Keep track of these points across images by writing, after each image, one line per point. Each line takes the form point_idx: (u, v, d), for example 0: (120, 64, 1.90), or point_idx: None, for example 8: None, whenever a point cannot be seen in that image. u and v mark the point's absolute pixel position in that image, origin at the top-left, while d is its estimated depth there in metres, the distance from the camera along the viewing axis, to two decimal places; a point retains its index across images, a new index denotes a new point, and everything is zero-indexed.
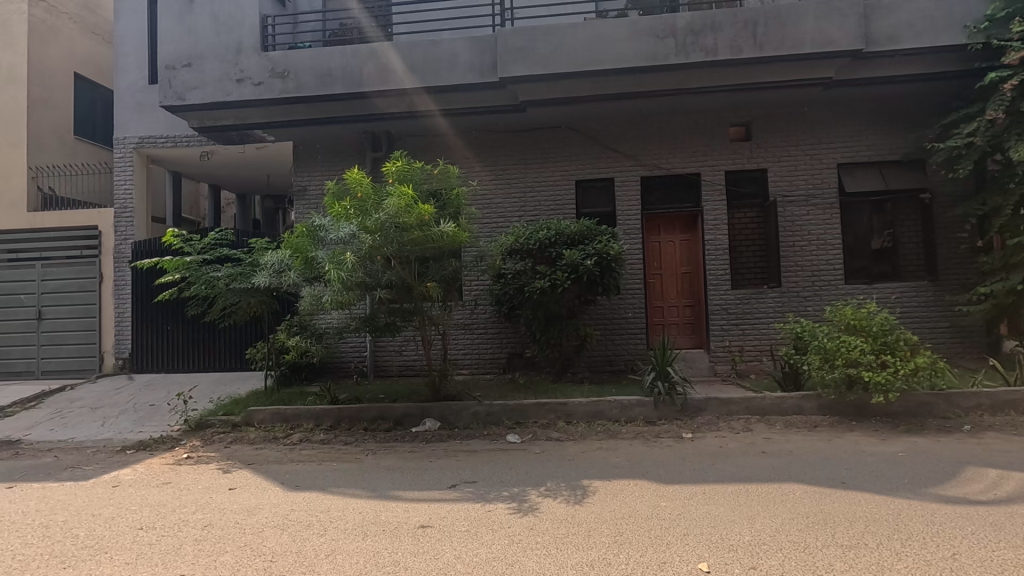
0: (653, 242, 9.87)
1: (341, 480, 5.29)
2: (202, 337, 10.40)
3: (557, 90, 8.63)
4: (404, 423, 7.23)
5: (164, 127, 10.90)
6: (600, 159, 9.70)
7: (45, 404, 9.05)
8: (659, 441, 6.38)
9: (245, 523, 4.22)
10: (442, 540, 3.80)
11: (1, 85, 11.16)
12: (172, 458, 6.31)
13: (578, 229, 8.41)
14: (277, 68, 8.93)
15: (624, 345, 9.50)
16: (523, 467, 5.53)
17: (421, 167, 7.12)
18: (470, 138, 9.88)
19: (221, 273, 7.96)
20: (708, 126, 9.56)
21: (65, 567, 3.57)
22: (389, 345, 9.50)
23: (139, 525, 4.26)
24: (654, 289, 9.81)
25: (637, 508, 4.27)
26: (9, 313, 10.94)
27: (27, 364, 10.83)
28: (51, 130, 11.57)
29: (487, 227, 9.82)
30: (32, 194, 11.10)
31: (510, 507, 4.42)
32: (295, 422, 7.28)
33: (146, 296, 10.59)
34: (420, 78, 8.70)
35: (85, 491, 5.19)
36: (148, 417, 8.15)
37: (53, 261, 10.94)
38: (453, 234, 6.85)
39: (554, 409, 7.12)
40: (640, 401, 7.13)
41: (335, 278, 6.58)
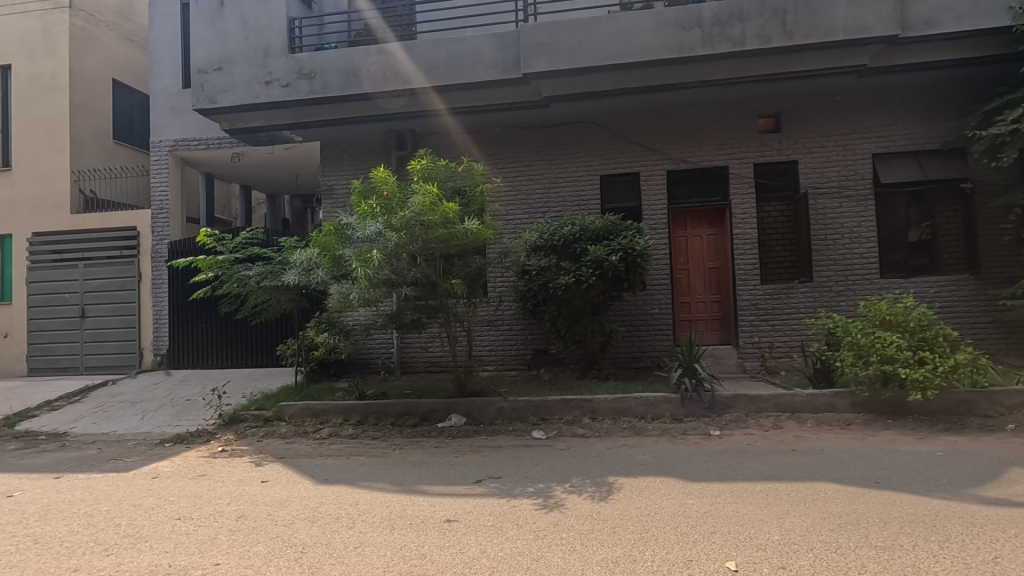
0: (679, 237, 9.73)
1: (369, 474, 5.40)
2: (235, 334, 10.69)
3: (581, 84, 8.56)
4: (431, 418, 7.32)
5: (197, 130, 11.20)
6: (625, 154, 9.60)
7: (88, 398, 9.43)
8: (685, 438, 6.30)
9: (277, 515, 4.33)
10: (468, 534, 3.84)
11: (45, 92, 11.63)
12: (207, 451, 6.51)
13: (604, 224, 8.35)
14: (304, 69, 9.09)
15: (650, 342, 9.41)
16: (547, 463, 5.55)
17: (446, 165, 7.18)
18: (494, 135, 9.90)
19: (252, 272, 8.15)
20: (736, 118, 9.37)
21: (108, 554, 3.72)
22: (415, 342, 9.61)
23: (177, 515, 4.41)
24: (681, 285, 9.68)
25: (663, 506, 4.23)
26: (55, 311, 11.41)
27: (71, 360, 11.33)
28: (91, 135, 12.02)
29: (511, 223, 9.83)
30: (74, 196, 11.55)
31: (536, 503, 4.43)
32: (325, 417, 7.44)
33: (181, 295, 10.93)
34: (443, 76, 8.75)
35: (126, 482, 5.40)
36: (185, 412, 8.42)
37: (94, 261, 11.36)
38: (477, 231, 6.88)
39: (579, 406, 7.11)
40: (667, 398, 7.06)
41: (362, 276, 6.67)
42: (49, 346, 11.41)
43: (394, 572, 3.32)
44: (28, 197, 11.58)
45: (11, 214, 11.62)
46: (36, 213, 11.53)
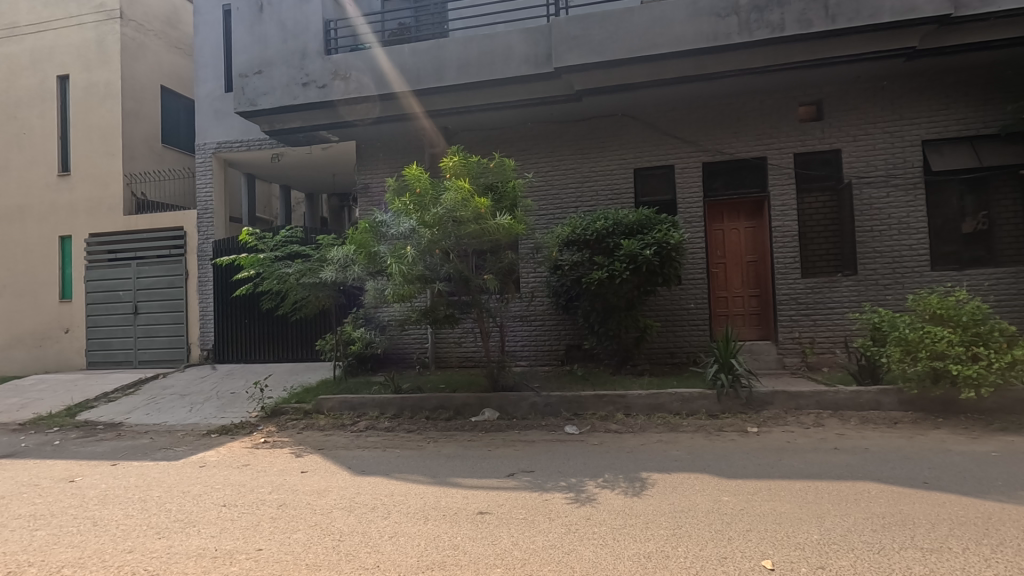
0: (716, 230, 9.52)
1: (403, 466, 5.51)
2: (276, 329, 11.05)
3: (613, 77, 8.46)
4: (464, 412, 7.40)
5: (239, 132, 11.58)
6: (659, 146, 9.45)
7: (141, 390, 9.92)
8: (721, 435, 6.18)
9: (316, 504, 4.47)
10: (500, 526, 3.88)
11: (100, 100, 12.24)
12: (250, 442, 6.76)
13: (637, 218, 8.27)
14: (340, 70, 9.29)
15: (687, 337, 9.25)
16: (580, 458, 5.54)
17: (478, 161, 7.21)
18: (526, 130, 9.89)
19: (291, 269, 8.39)
20: (775, 106, 9.08)
21: (160, 536, 3.92)
22: (449, 337, 9.73)
23: (222, 502, 4.61)
24: (718, 279, 9.47)
25: (697, 502, 4.17)
26: (110, 308, 12.04)
27: (126, 354, 11.93)
28: (142, 139, 12.58)
29: (543, 218, 9.80)
30: (127, 198, 12.12)
31: (567, 497, 4.43)
32: (362, 410, 7.63)
33: (226, 292, 11.36)
34: (475, 73, 8.78)
35: (176, 470, 5.67)
36: (230, 404, 8.76)
37: (145, 260, 11.91)
38: (509, 226, 6.88)
39: (612, 401, 7.06)
40: (703, 394, 6.94)
41: (396, 272, 6.79)
42: (105, 340, 12.05)
43: (429, 561, 3.39)
44: (85, 200, 12.23)
45: (70, 216, 12.30)
46: (93, 215, 12.17)
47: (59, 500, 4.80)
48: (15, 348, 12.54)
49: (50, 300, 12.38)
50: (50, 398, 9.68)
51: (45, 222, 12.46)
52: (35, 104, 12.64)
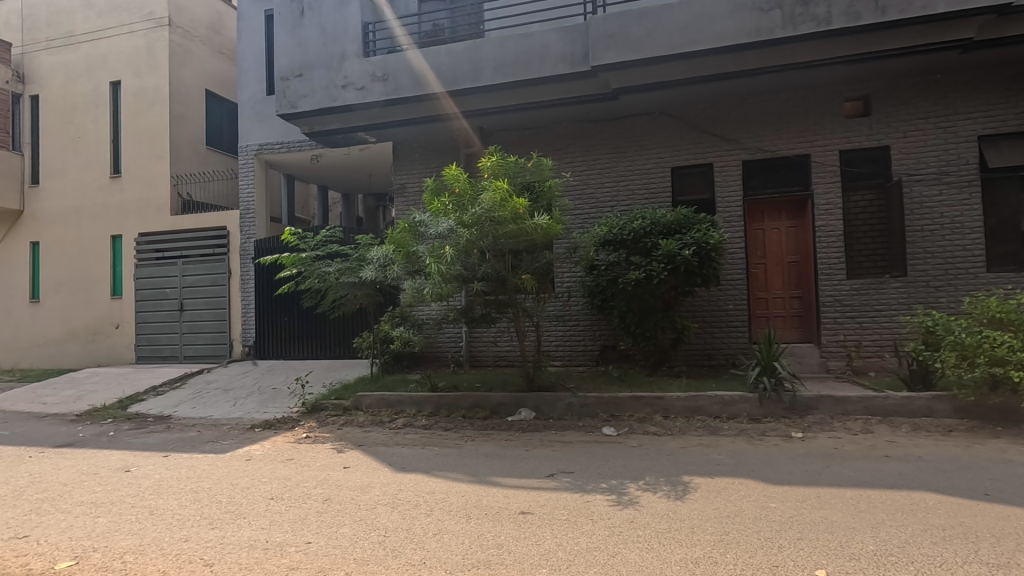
0: (756, 230, 9.30)
1: (443, 464, 5.55)
2: (315, 326, 11.32)
3: (651, 75, 8.36)
4: (500, 412, 7.43)
5: (279, 134, 11.86)
6: (698, 144, 9.29)
7: (187, 385, 10.27)
8: (764, 439, 6.04)
9: (360, 500, 4.55)
10: (543, 526, 3.88)
11: (149, 104, 12.72)
12: (293, 437, 6.93)
13: (675, 218, 8.17)
14: (378, 72, 9.42)
15: (725, 339, 9.07)
16: (620, 460, 5.50)
17: (516, 160, 7.23)
18: (561, 129, 9.86)
19: (332, 268, 8.56)
20: (819, 102, 8.82)
21: (213, 526, 4.06)
22: (484, 336, 9.78)
23: (270, 495, 4.73)
24: (758, 279, 9.26)
25: (743, 508, 4.08)
26: (158, 305, 12.50)
27: (172, 349, 12.37)
28: (188, 141, 13.02)
29: (579, 218, 9.75)
30: (173, 199, 12.56)
31: (610, 499, 4.40)
32: (399, 408, 7.74)
33: (268, 289, 11.69)
34: (511, 73, 8.79)
35: (224, 462, 5.85)
36: (272, 399, 9.00)
37: (191, 259, 12.33)
38: (547, 227, 6.88)
39: (650, 403, 6.99)
40: (744, 397, 6.79)
41: (435, 271, 6.84)
42: (153, 336, 12.52)
43: (473, 560, 3.41)
44: (135, 201, 12.72)
45: (121, 217, 12.81)
46: (142, 215, 12.65)
47: (117, 489, 5.01)
48: (70, 343, 13.15)
49: (102, 297, 12.92)
50: (104, 391, 10.11)
51: (98, 222, 13.02)
52: (89, 109, 13.21)
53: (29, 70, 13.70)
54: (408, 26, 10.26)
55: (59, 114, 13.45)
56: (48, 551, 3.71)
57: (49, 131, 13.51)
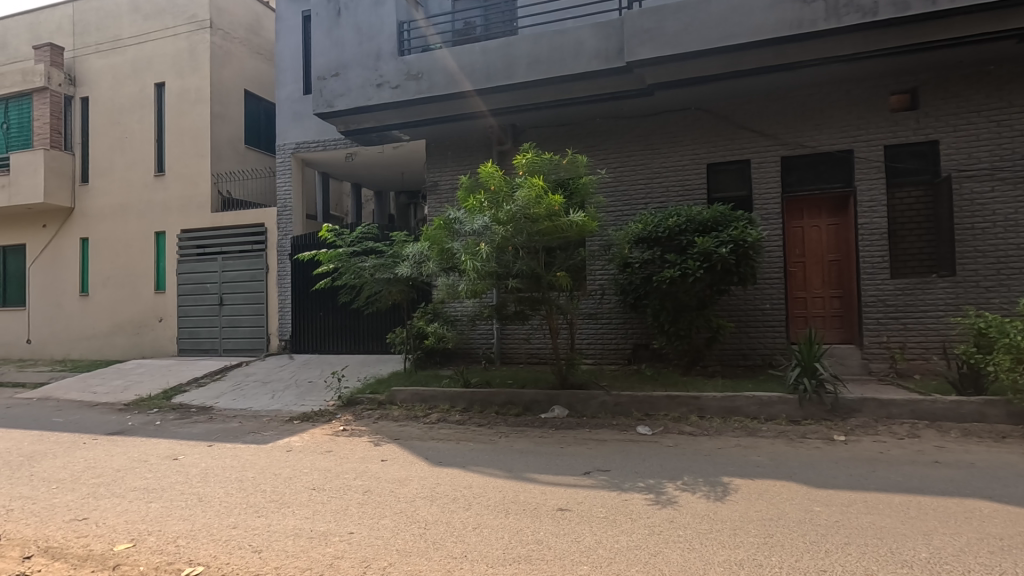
0: (794, 228, 9.08)
1: (479, 459, 5.59)
2: (350, 322, 11.55)
3: (687, 70, 8.23)
4: (533, 408, 7.44)
5: (315, 132, 12.09)
6: (734, 140, 9.12)
7: (227, 377, 10.60)
8: (805, 441, 5.92)
9: (399, 492, 4.63)
10: (581, 524, 3.87)
11: (191, 105, 13.12)
12: (330, 430, 7.07)
13: (712, 215, 8.04)
14: (412, 70, 9.51)
15: (761, 339, 8.90)
16: (656, 459, 5.45)
17: (550, 157, 7.23)
18: (595, 125, 9.81)
19: (367, 264, 8.70)
20: (863, 95, 8.55)
21: (259, 514, 4.18)
22: (516, 333, 9.80)
23: (312, 485, 4.85)
24: (796, 279, 9.05)
25: (787, 511, 4.01)
26: (199, 299, 12.91)
27: (212, 342, 12.77)
28: (228, 140, 13.38)
29: (612, 215, 9.69)
30: (214, 197, 12.93)
31: (648, 498, 4.37)
32: (433, 403, 7.84)
33: (304, 285, 11.96)
34: (545, 70, 8.77)
35: (267, 453, 6.02)
36: (309, 392, 9.21)
37: (230, 255, 12.68)
38: (582, 224, 6.86)
39: (685, 402, 6.90)
40: (783, 398, 6.66)
41: (470, 268, 6.85)
42: (194, 329, 12.94)
43: (515, 554, 3.43)
44: (178, 198, 13.14)
45: (165, 214, 13.25)
46: (184, 212, 13.06)
47: (166, 476, 5.21)
48: (116, 335, 13.68)
49: (146, 291, 13.40)
50: (149, 382, 10.51)
51: (142, 219, 13.49)
52: (135, 110, 13.69)
53: (79, 73, 14.27)
54: (442, 24, 10.32)
55: (106, 115, 13.97)
56: (107, 533, 3.88)
57: (98, 131, 14.05)
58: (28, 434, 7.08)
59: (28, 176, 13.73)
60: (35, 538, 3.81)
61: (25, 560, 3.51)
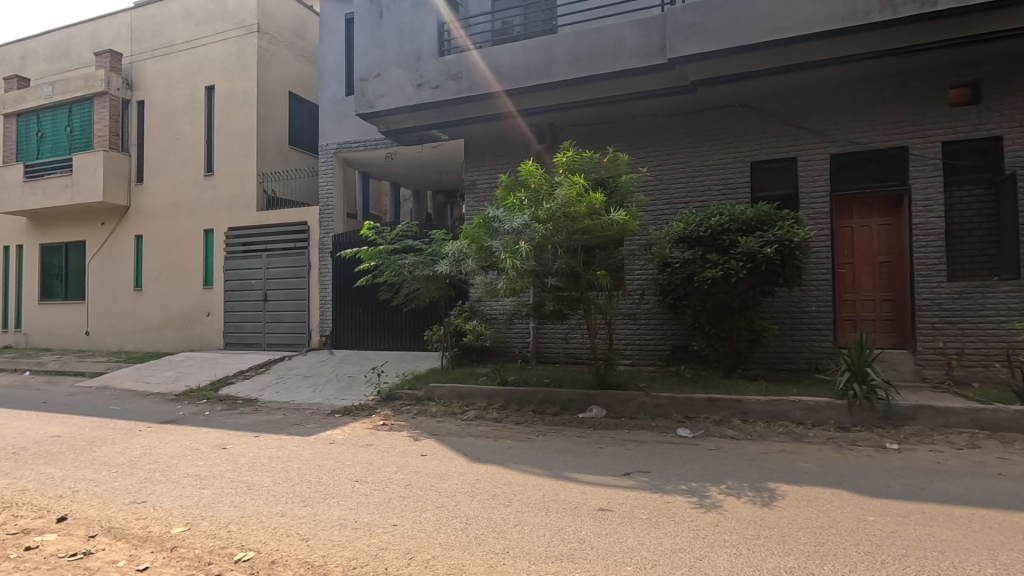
0: (843, 227, 8.76)
1: (518, 457, 5.60)
2: (388, 319, 11.77)
3: (732, 65, 8.04)
4: (570, 408, 7.41)
5: (357, 133, 12.34)
6: (780, 137, 8.87)
7: (271, 370, 10.93)
8: (855, 449, 5.70)
9: (440, 487, 4.67)
10: (624, 524, 3.83)
11: (239, 107, 13.57)
12: (370, 424, 7.20)
13: (756, 214, 7.83)
14: (452, 70, 9.58)
15: (806, 343, 8.62)
16: (697, 462, 5.35)
17: (591, 156, 7.20)
18: (635, 123, 9.70)
19: (407, 261, 8.83)
20: (919, 90, 8.18)
21: (305, 504, 4.29)
22: (552, 333, 9.78)
23: (355, 477, 4.95)
24: (844, 280, 8.74)
25: (839, 520, 3.87)
26: (244, 295, 13.34)
27: (256, 337, 13.18)
28: (273, 141, 13.78)
29: (652, 214, 9.55)
30: (259, 196, 13.34)
31: (691, 501, 4.29)
32: (471, 400, 7.89)
33: (344, 283, 12.23)
34: (585, 68, 8.71)
35: (310, 444, 6.17)
36: (348, 387, 9.41)
37: (274, 252, 13.05)
38: (623, 222, 6.79)
39: (727, 406, 6.75)
40: (831, 404, 6.44)
41: (510, 266, 6.85)
42: (240, 324, 13.38)
43: (557, 552, 3.42)
44: (226, 197, 13.61)
45: (213, 212, 13.74)
46: (231, 211, 13.51)
47: (216, 464, 5.40)
48: (167, 328, 14.27)
49: (195, 287, 13.93)
50: (198, 373, 10.92)
51: (193, 217, 14.02)
52: (186, 112, 14.24)
53: (136, 78, 14.94)
54: (482, 24, 10.38)
55: (160, 118, 14.59)
56: (163, 516, 4.04)
57: (152, 133, 14.69)
58: (88, 421, 7.46)
59: (88, 176, 14.47)
60: (99, 518, 4.01)
61: (89, 538, 3.70)
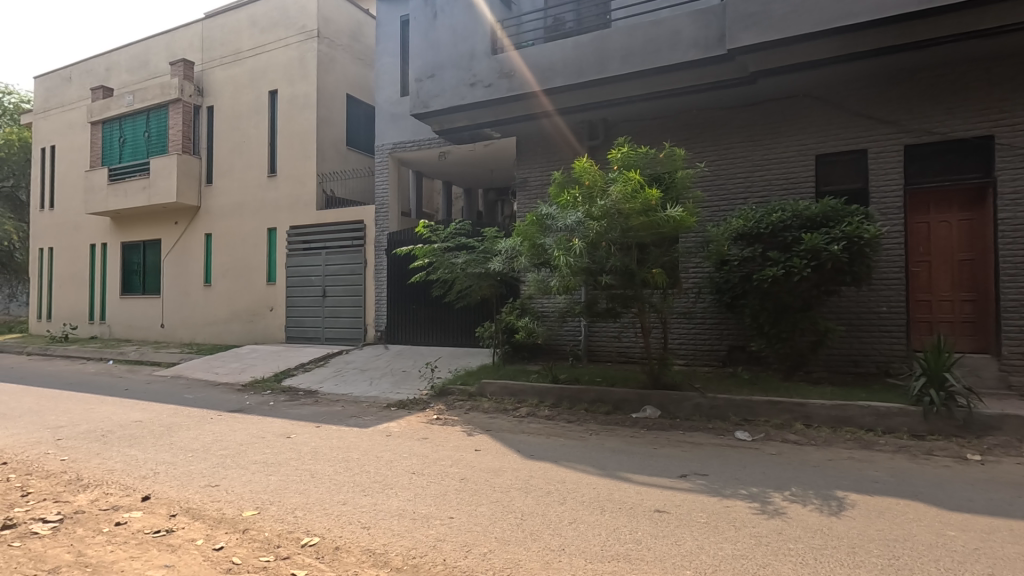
0: (918, 223, 8.25)
1: (571, 455, 5.58)
2: (440, 315, 11.99)
3: (796, 55, 7.69)
4: (623, 407, 7.33)
5: (411, 133, 12.59)
6: (848, 129, 8.43)
7: (329, 363, 11.35)
8: (932, 459, 5.37)
9: (494, 482, 4.72)
10: (681, 527, 3.76)
11: (300, 110, 14.12)
12: (425, 418, 7.36)
13: (821, 210, 7.45)
14: (505, 68, 9.60)
15: (875, 345, 8.18)
16: (757, 466, 5.18)
17: (646, 151, 7.09)
18: (691, 118, 9.46)
19: (460, 259, 8.95)
20: (1007, 75, 7.58)
21: (365, 493, 4.44)
22: (604, 331, 9.71)
23: (411, 469, 5.07)
24: (918, 279, 8.24)
25: (916, 533, 3.65)
26: (305, 291, 13.90)
27: (316, 331, 13.70)
28: (331, 142, 14.26)
29: (709, 211, 9.30)
30: (319, 195, 13.86)
31: (753, 507, 4.15)
32: (522, 397, 7.93)
33: (398, 280, 12.55)
34: (639, 62, 8.53)
35: (368, 436, 6.37)
36: (403, 381, 9.66)
37: (333, 250, 13.52)
38: (680, 219, 6.64)
39: (789, 409, 6.49)
40: (904, 410, 6.07)
41: (564, 264, 6.82)
42: (301, 318, 13.96)
43: (612, 552, 3.39)
44: (288, 197, 14.20)
45: (276, 211, 14.37)
46: (293, 210, 14.09)
47: (281, 452, 5.66)
48: (234, 322, 15.05)
49: (259, 283, 14.61)
50: (263, 365, 11.47)
51: (257, 216, 14.70)
52: (251, 116, 14.94)
53: (206, 84, 15.79)
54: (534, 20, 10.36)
55: (228, 122, 15.37)
56: (235, 500, 4.28)
57: (220, 136, 15.49)
58: (165, 408, 7.97)
59: (164, 178, 15.43)
60: (178, 499, 4.29)
61: (170, 517, 3.96)
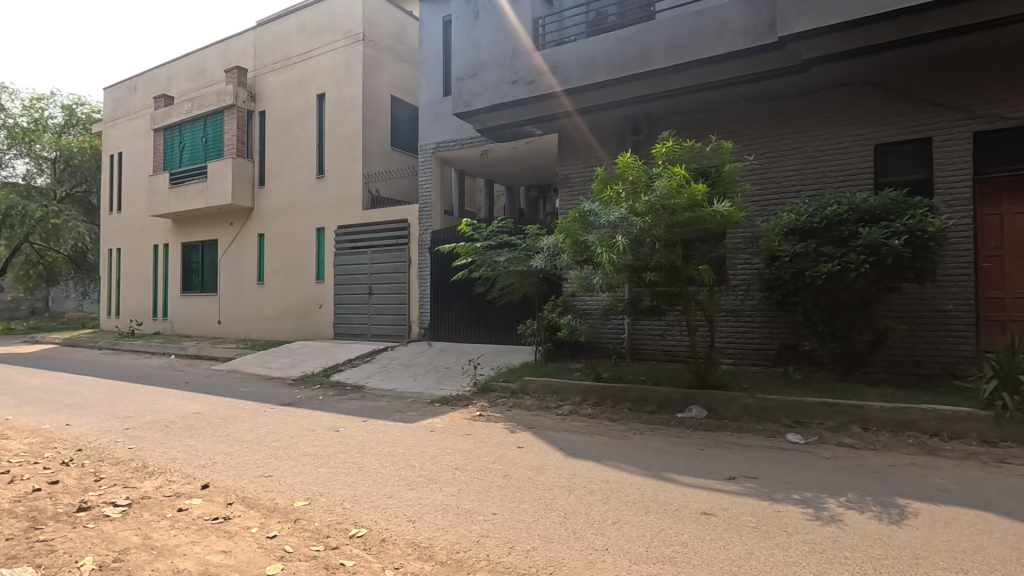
0: (989, 215, 7.72)
1: (615, 455, 5.51)
2: (482, 312, 12.08)
3: (853, 40, 7.32)
4: (668, 407, 7.18)
5: (453, 132, 12.71)
6: (911, 116, 7.98)
7: (375, 359, 11.62)
8: (1004, 467, 5.02)
9: (537, 479, 4.72)
10: (729, 531, 3.66)
11: (347, 112, 14.48)
12: (468, 414, 7.43)
13: (880, 202, 7.07)
14: (547, 64, 9.55)
15: (940, 345, 7.72)
16: (811, 470, 4.98)
17: (692, 145, 6.91)
18: (739, 109, 9.18)
19: (502, 256, 8.97)
20: None
21: (409, 487, 4.52)
22: (649, 329, 9.56)
23: (454, 465, 5.13)
24: (989, 275, 7.71)
25: (986, 546, 3.43)
26: (352, 289, 14.28)
27: (362, 328, 14.05)
28: (376, 143, 14.56)
29: (758, 205, 8.99)
30: (365, 196, 14.20)
31: (806, 513, 3.99)
32: (565, 395, 7.89)
33: (441, 278, 12.72)
34: (685, 54, 8.31)
35: (413, 431, 6.48)
36: (446, 377, 9.78)
37: (378, 249, 13.82)
38: (727, 214, 6.46)
39: (845, 411, 6.21)
40: (973, 415, 5.71)
41: (607, 261, 6.68)
42: (348, 315, 14.34)
43: (657, 554, 3.33)
44: (335, 197, 14.60)
45: (324, 211, 14.79)
46: (340, 210, 14.48)
47: (330, 445, 5.84)
48: (285, 319, 15.61)
49: (308, 281, 15.09)
50: (312, 360, 11.86)
51: (306, 216, 15.19)
52: (301, 120, 15.43)
53: (259, 90, 16.40)
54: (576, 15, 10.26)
55: (279, 126, 15.93)
56: (287, 490, 4.44)
57: (272, 140, 16.07)
58: (222, 400, 8.35)
59: (221, 181, 16.14)
60: (234, 488, 4.48)
61: (228, 505, 4.15)
